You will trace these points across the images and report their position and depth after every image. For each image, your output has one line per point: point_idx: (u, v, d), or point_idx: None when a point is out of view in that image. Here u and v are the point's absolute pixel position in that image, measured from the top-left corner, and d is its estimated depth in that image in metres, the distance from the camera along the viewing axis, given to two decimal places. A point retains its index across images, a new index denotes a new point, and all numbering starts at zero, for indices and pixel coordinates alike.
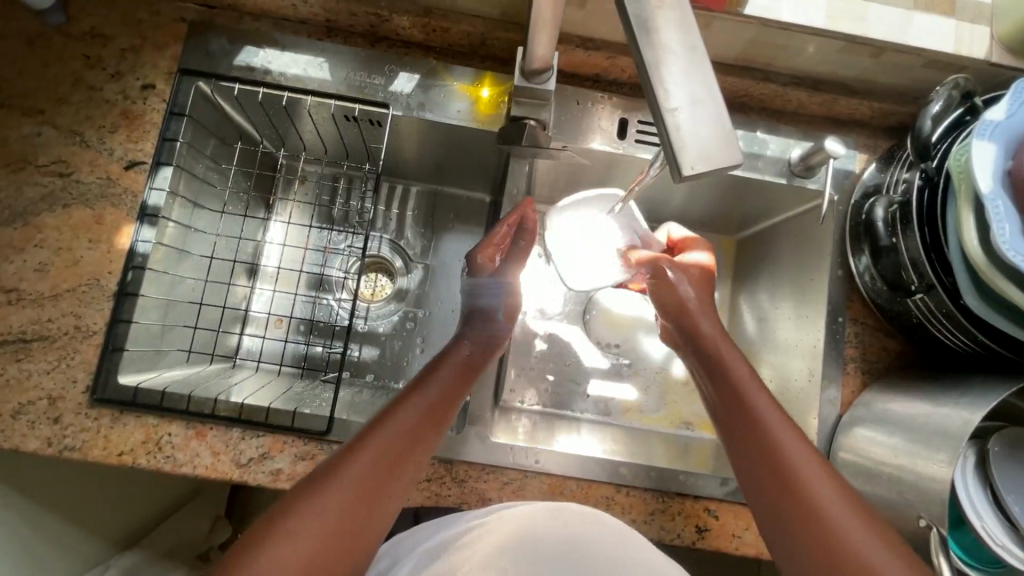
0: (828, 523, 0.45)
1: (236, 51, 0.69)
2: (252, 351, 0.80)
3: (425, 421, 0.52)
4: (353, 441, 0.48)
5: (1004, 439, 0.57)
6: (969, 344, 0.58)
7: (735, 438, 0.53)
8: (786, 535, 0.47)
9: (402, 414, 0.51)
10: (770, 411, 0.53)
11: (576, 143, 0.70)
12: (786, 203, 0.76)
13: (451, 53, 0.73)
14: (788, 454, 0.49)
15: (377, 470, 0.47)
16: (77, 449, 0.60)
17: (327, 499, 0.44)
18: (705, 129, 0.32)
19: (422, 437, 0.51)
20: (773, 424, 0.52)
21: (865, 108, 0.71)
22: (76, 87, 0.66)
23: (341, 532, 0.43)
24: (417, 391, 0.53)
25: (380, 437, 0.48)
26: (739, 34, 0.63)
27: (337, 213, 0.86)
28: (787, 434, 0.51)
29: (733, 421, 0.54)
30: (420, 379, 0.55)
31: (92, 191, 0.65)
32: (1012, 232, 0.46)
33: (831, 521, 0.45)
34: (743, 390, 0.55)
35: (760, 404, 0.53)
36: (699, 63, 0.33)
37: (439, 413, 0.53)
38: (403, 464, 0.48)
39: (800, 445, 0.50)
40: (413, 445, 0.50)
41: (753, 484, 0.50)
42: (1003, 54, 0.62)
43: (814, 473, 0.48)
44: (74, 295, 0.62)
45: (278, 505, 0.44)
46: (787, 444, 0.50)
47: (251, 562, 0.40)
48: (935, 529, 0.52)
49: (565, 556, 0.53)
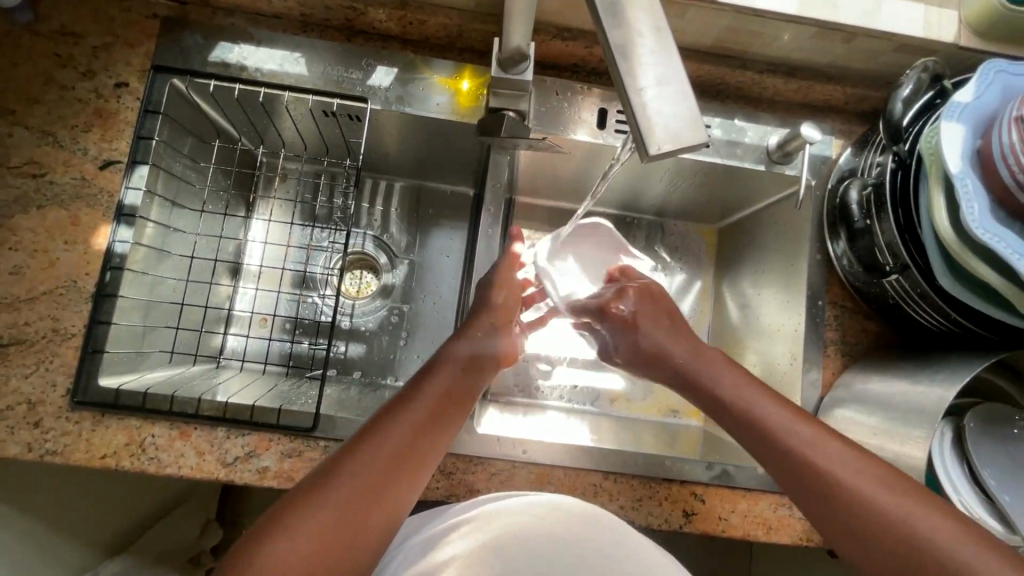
0: (902, 532, 0.44)
1: (210, 47, 0.68)
2: (236, 350, 0.80)
3: (434, 414, 0.53)
4: (353, 443, 0.49)
5: (978, 415, 0.58)
6: (943, 323, 0.59)
7: (784, 478, 0.52)
8: (868, 559, 0.46)
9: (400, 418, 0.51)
10: (803, 430, 0.52)
11: (556, 133, 0.71)
12: (766, 189, 0.77)
13: (428, 46, 0.72)
14: (839, 478, 0.48)
15: (381, 474, 0.47)
16: (59, 453, 0.59)
17: (327, 500, 0.44)
18: (670, 108, 0.32)
19: (423, 442, 0.51)
20: (808, 447, 0.51)
21: (840, 94, 0.72)
22: (47, 87, 0.65)
23: (353, 529, 0.44)
24: (416, 395, 0.53)
25: (380, 442, 0.48)
26: (714, 22, 0.63)
27: (319, 211, 0.86)
28: (827, 455, 0.50)
29: (774, 462, 0.53)
30: (415, 382, 0.55)
31: (67, 192, 0.64)
32: (981, 211, 0.47)
33: (905, 525, 0.44)
34: (764, 422, 0.54)
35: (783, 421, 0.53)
36: (664, 46, 0.33)
37: (441, 414, 0.53)
38: (418, 453, 0.50)
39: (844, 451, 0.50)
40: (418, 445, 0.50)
41: (820, 521, 0.49)
42: (970, 37, 0.63)
43: (868, 485, 0.47)
44: (52, 298, 0.62)
45: (282, 499, 0.45)
46: (834, 464, 0.49)
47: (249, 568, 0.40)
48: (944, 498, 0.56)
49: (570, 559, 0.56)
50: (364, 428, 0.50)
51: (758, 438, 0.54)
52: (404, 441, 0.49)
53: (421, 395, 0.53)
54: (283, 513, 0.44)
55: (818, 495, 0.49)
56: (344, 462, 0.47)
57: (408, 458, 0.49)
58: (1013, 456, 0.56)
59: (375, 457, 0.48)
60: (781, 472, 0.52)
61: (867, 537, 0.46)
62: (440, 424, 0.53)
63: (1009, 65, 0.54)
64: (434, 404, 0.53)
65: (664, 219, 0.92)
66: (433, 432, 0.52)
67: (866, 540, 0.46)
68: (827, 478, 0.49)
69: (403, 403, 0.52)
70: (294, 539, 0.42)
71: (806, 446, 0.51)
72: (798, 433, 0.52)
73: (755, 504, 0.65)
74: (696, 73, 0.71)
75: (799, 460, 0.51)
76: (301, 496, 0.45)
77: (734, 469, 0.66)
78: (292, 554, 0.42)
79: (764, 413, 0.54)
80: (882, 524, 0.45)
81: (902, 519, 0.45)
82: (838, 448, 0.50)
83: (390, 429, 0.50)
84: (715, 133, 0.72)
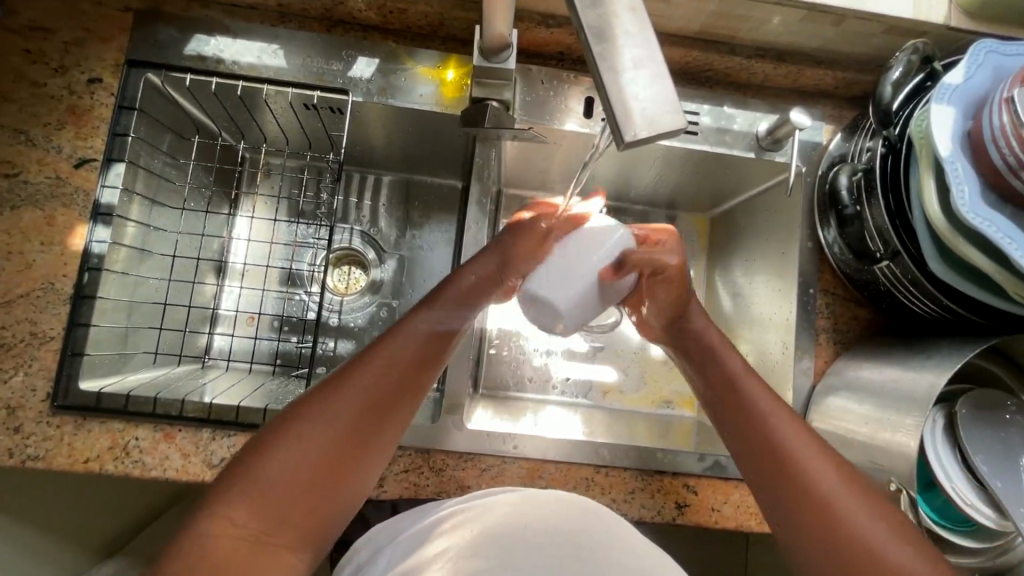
0: (838, 520, 0.46)
1: (185, 40, 0.67)
2: (223, 350, 0.79)
3: (426, 352, 0.54)
4: (339, 376, 0.49)
5: (971, 401, 0.57)
6: (934, 309, 0.59)
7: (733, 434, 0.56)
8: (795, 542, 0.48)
9: (387, 352, 0.51)
10: (774, 410, 0.54)
11: (543, 123, 0.69)
12: (756, 176, 0.76)
13: (410, 35, 0.71)
14: (784, 443, 0.51)
15: (361, 413, 0.48)
16: (41, 459, 0.58)
17: (310, 433, 0.45)
18: (646, 91, 0.31)
19: (402, 386, 0.52)
20: (783, 430, 0.52)
21: (830, 78, 0.71)
22: (18, 83, 0.64)
23: (337, 461, 0.46)
24: (404, 330, 0.54)
25: (367, 377, 0.49)
26: (701, 7, 0.62)
27: (305, 206, 0.84)
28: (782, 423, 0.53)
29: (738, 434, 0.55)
30: (401, 322, 0.55)
31: (41, 192, 0.62)
32: (972, 195, 0.47)
33: (843, 516, 0.46)
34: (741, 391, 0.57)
35: (758, 394, 0.56)
36: (642, 26, 0.32)
37: (425, 360, 0.54)
38: (404, 387, 0.52)
39: (805, 438, 0.52)
40: (407, 383, 0.52)
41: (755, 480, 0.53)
42: (961, 18, 0.62)
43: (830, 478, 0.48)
44: (29, 300, 0.60)
45: (264, 430, 0.46)
46: (804, 450, 0.51)
47: (236, 498, 0.42)
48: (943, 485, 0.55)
49: (570, 544, 0.51)
50: (349, 364, 0.50)
51: (724, 396, 0.58)
52: (386, 383, 0.50)
53: (408, 337, 0.53)
54: (266, 442, 0.45)
55: (773, 475, 0.51)
56: (330, 395, 0.48)
57: (390, 396, 0.50)
58: (1005, 441, 0.56)
59: (362, 392, 0.49)
60: (741, 442, 0.55)
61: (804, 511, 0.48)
62: (422, 368, 0.53)
63: (1000, 45, 0.52)
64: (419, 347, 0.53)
65: (656, 209, 0.91)
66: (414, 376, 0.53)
67: (789, 504, 0.49)
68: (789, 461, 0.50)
69: (392, 334, 0.53)
70: (279, 467, 0.44)
71: (784, 428, 0.53)
72: (771, 410, 0.54)
73: (748, 495, 0.65)
74: (684, 59, 0.70)
75: (768, 438, 0.52)
76: (286, 428, 0.45)
77: (727, 460, 0.65)
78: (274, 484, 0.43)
79: (734, 372, 0.58)
80: (819, 508, 0.47)
81: (831, 499, 0.47)
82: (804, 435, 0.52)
83: (374, 368, 0.50)
84: (704, 121, 0.71)
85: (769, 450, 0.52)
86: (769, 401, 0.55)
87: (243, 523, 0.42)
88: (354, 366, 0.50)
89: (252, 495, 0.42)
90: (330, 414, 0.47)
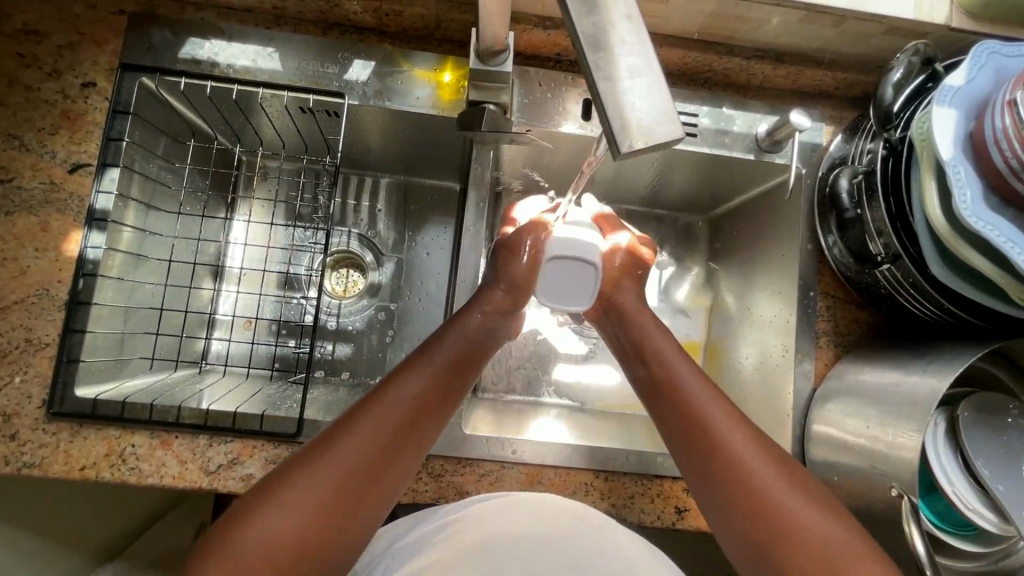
0: (804, 541, 0.44)
1: (179, 43, 0.66)
2: (220, 355, 0.79)
3: (441, 382, 0.52)
4: (352, 412, 0.48)
5: (973, 404, 0.57)
6: (936, 312, 0.58)
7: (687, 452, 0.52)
8: (749, 559, 0.47)
9: (401, 386, 0.50)
10: (730, 427, 0.51)
11: (542, 127, 0.69)
12: (756, 177, 0.75)
13: (406, 38, 0.70)
14: (745, 464, 0.48)
15: (374, 451, 0.46)
16: (37, 466, 0.58)
17: (318, 475, 0.44)
18: (642, 100, 0.30)
19: (417, 424, 0.49)
20: (727, 420, 0.51)
21: (829, 79, 0.71)
22: (11, 88, 0.63)
23: (348, 498, 0.44)
24: (418, 362, 0.52)
25: (378, 411, 0.48)
26: (699, 8, 0.62)
27: (302, 210, 0.84)
28: (735, 440, 0.50)
29: (682, 432, 0.52)
30: (418, 355, 0.53)
31: (35, 197, 0.62)
32: (974, 198, 0.46)
33: (810, 537, 0.44)
34: (689, 403, 0.53)
35: (711, 408, 0.52)
36: (639, 34, 0.31)
37: (441, 394, 0.52)
38: (417, 418, 0.49)
39: (762, 454, 0.49)
40: (421, 416, 0.50)
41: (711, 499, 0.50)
42: (963, 18, 0.61)
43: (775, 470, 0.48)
44: (23, 307, 0.60)
45: (274, 473, 0.45)
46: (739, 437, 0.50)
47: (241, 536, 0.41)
48: (944, 489, 0.55)
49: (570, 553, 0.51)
50: (364, 399, 0.49)
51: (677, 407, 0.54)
52: (398, 414, 0.48)
53: (421, 367, 0.52)
54: (275, 483, 0.43)
55: (739, 506, 0.47)
56: (339, 432, 0.46)
57: (404, 430, 0.48)
58: (1008, 445, 0.55)
59: (372, 426, 0.47)
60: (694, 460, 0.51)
61: (773, 535, 0.45)
62: (439, 403, 0.51)
63: (1002, 46, 0.52)
64: (435, 383, 0.52)
65: (655, 210, 0.91)
66: (430, 415, 0.51)
67: (756, 530, 0.46)
68: (728, 455, 0.49)
69: (409, 366, 0.52)
70: (282, 509, 0.42)
71: (719, 415, 0.52)
72: (726, 427, 0.51)
73: None
74: (683, 60, 0.70)
75: (714, 435, 0.50)
76: (294, 468, 0.44)
77: None
78: (278, 528, 0.41)
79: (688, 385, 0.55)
80: (785, 530, 0.45)
81: (801, 521, 0.45)
82: (761, 452, 0.49)
83: (386, 401, 0.49)
84: (703, 122, 0.71)
85: (733, 478, 0.48)
86: (721, 416, 0.51)
87: (242, 573, 0.40)
88: (367, 401, 0.48)
89: (255, 536, 0.41)
90: (340, 451, 0.45)
